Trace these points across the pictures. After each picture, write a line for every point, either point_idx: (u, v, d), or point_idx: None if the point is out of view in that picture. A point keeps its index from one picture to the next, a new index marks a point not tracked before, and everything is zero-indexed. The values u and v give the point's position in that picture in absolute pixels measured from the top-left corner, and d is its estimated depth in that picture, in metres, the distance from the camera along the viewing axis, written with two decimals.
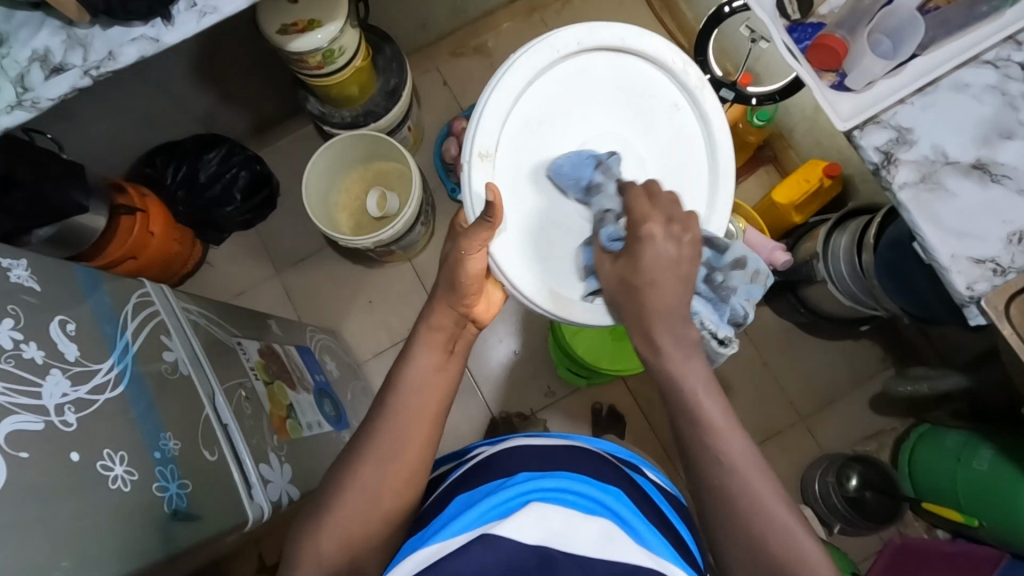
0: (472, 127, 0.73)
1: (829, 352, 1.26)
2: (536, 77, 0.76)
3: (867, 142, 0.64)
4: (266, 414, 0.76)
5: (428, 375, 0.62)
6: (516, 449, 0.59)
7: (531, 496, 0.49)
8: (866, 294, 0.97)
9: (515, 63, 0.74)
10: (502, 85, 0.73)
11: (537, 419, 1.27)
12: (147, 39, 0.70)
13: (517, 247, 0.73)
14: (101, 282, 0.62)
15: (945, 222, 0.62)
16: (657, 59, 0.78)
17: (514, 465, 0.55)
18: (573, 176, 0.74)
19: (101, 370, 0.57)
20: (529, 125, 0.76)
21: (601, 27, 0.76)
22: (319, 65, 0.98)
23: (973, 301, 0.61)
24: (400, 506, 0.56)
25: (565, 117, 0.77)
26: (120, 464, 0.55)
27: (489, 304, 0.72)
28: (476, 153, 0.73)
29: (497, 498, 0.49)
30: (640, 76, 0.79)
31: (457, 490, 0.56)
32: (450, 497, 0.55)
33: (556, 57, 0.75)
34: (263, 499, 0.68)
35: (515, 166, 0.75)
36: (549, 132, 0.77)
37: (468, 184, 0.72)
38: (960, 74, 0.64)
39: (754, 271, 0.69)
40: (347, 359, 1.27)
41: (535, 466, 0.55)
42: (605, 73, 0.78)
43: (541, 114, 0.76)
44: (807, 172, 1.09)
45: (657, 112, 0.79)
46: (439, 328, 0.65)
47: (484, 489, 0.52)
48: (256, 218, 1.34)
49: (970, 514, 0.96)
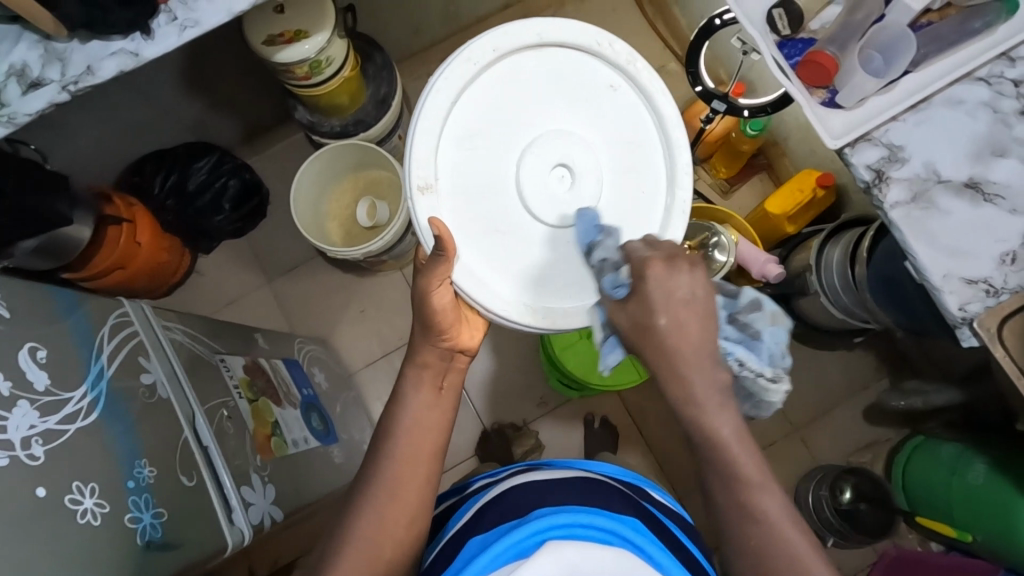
0: (404, 164, 0.68)
1: (823, 362, 1.25)
2: (464, 96, 0.70)
3: (858, 160, 0.63)
4: (249, 433, 0.74)
5: (421, 413, 0.67)
6: (524, 485, 0.62)
7: (547, 534, 0.50)
8: (860, 307, 0.96)
9: (434, 86, 0.68)
10: (428, 115, 0.68)
11: (529, 429, 1.26)
12: (127, 53, 0.68)
13: (484, 267, 0.69)
14: (78, 305, 0.62)
15: (938, 241, 0.61)
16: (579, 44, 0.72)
17: (525, 503, 0.58)
18: (584, 235, 0.67)
19: (73, 399, 0.57)
20: (467, 146, 0.69)
21: (512, 25, 0.70)
22: (306, 76, 0.97)
23: (966, 322, 0.60)
24: (406, 542, 0.61)
25: (507, 125, 0.70)
26: (89, 497, 0.55)
27: (472, 331, 0.73)
28: (414, 188, 0.67)
29: (519, 534, 0.51)
30: (571, 63, 0.72)
31: (472, 529, 0.58)
32: (465, 539, 0.57)
33: (474, 69, 0.69)
34: (244, 523, 0.67)
35: (461, 186, 0.69)
36: (489, 143, 0.70)
37: (415, 223, 0.67)
38: (953, 90, 0.63)
39: (773, 313, 0.59)
40: (338, 370, 1.25)
41: (543, 500, 0.57)
42: (537, 70, 0.72)
43: (480, 131, 0.70)
44: (801, 182, 1.08)
45: (595, 94, 0.73)
46: (427, 366, 0.70)
47: (500, 531, 0.54)
48: (246, 227, 1.31)
49: (963, 529, 0.95)
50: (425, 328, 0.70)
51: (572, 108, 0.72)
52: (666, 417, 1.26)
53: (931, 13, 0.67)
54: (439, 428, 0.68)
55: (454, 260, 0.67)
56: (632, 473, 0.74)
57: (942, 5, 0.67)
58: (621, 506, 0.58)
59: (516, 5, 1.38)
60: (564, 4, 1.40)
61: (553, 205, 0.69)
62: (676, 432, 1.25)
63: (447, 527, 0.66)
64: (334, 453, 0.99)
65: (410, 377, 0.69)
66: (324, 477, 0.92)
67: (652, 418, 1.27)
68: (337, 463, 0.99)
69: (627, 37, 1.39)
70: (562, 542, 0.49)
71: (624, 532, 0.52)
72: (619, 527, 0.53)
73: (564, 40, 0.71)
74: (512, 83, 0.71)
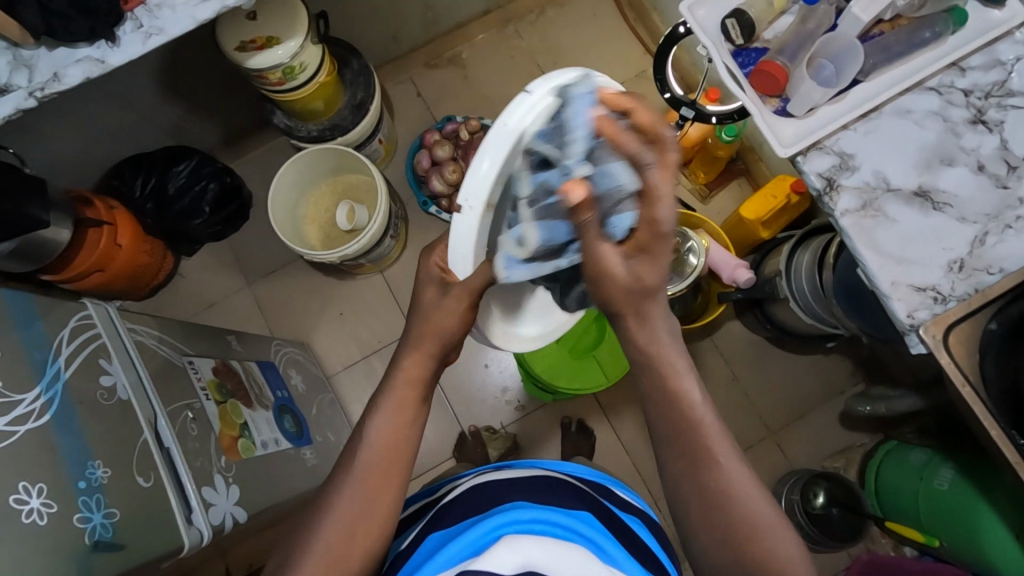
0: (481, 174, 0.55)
1: (798, 366, 1.26)
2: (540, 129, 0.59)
3: (809, 168, 0.64)
4: (214, 435, 0.75)
5: (401, 434, 0.60)
6: (485, 483, 0.62)
7: (514, 527, 0.51)
8: (828, 312, 0.96)
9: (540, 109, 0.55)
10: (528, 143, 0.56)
11: (506, 432, 1.27)
12: (93, 61, 0.69)
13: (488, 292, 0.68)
14: (35, 313, 0.65)
15: (885, 248, 0.62)
16: None
17: (485, 501, 0.58)
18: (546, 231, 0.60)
19: (25, 401, 0.59)
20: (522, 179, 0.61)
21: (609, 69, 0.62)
22: (280, 81, 0.98)
23: (914, 329, 0.60)
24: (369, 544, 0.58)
25: None
26: (36, 497, 0.57)
27: None
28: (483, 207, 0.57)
29: (488, 526, 0.52)
30: None
31: (431, 526, 0.59)
32: (424, 536, 0.58)
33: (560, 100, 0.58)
34: (204, 524, 0.68)
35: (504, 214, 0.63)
36: None
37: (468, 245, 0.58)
38: (902, 100, 0.64)
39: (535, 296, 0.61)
40: (316, 372, 1.26)
41: (504, 497, 0.58)
42: None
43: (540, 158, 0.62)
44: (775, 188, 1.09)
45: None
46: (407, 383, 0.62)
47: (460, 528, 0.54)
48: (226, 230, 1.34)
49: (931, 533, 0.96)
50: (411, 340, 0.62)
51: None
52: (641, 420, 1.26)
53: (883, 23, 0.68)
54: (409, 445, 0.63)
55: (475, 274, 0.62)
56: (598, 471, 0.75)
57: (891, 16, 0.68)
58: (576, 502, 0.58)
59: (497, 11, 1.39)
60: (544, 9, 1.41)
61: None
62: (652, 434, 1.26)
63: (403, 540, 0.64)
64: (307, 455, 0.99)
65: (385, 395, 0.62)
66: (294, 480, 0.93)
67: (628, 422, 1.27)
68: (310, 466, 0.99)
69: (608, 43, 1.40)
70: (519, 535, 0.50)
71: (585, 529, 0.53)
72: (575, 523, 0.53)
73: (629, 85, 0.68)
74: None
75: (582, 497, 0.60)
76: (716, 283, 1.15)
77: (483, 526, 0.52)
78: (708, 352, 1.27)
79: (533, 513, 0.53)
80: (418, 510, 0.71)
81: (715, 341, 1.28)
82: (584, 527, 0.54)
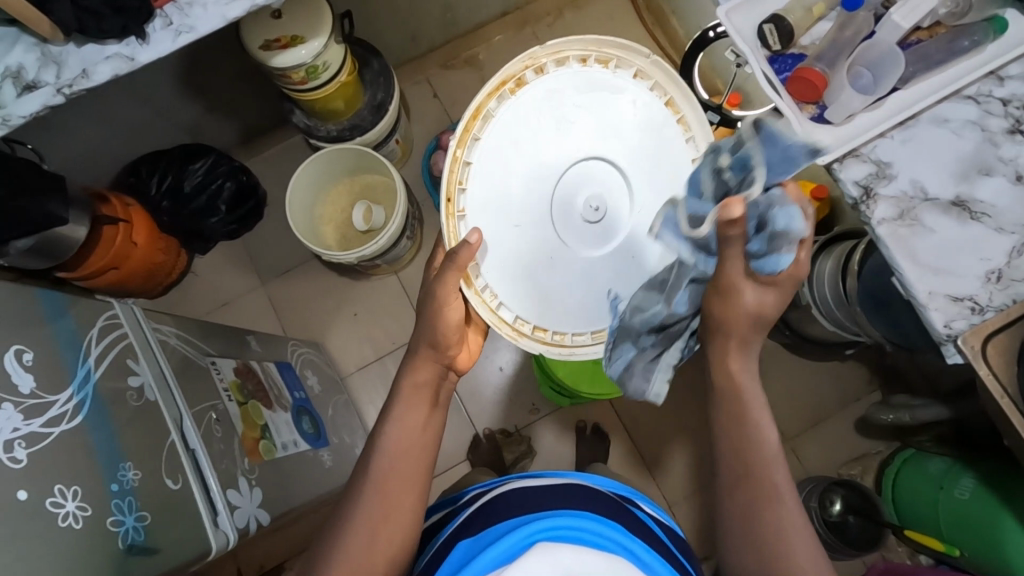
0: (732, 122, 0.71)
1: (813, 373, 1.26)
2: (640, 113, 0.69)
3: (846, 176, 0.64)
4: (237, 437, 0.74)
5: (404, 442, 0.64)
6: (522, 487, 0.62)
7: (550, 535, 0.51)
8: (851, 320, 0.95)
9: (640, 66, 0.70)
10: (704, 136, 0.69)
11: (520, 435, 1.27)
12: (122, 58, 0.69)
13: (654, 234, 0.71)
14: (65, 309, 0.64)
15: (922, 257, 0.61)
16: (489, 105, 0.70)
17: (519, 504, 0.58)
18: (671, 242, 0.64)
19: (59, 402, 0.59)
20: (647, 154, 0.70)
21: (534, 60, 0.70)
22: (302, 80, 0.98)
23: (951, 339, 0.60)
24: (396, 550, 0.59)
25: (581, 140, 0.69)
26: (72, 500, 0.56)
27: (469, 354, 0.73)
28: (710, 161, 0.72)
29: (523, 532, 0.52)
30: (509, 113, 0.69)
31: (462, 530, 0.59)
32: (455, 539, 0.58)
33: (625, 76, 0.70)
34: (230, 527, 0.68)
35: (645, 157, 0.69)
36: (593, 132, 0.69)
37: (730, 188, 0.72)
38: (940, 109, 0.63)
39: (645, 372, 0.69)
40: (330, 373, 1.26)
41: (541, 502, 0.57)
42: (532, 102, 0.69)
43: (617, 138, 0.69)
44: (795, 193, 1.08)
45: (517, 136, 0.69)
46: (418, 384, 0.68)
47: (494, 533, 0.54)
48: (240, 229, 1.33)
49: (951, 543, 0.95)
50: (429, 344, 0.68)
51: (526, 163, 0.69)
52: (657, 426, 1.26)
53: (921, 30, 0.67)
54: (427, 448, 0.66)
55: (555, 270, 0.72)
56: (623, 485, 0.74)
57: (931, 23, 0.67)
58: (614, 514, 0.58)
59: (514, 13, 1.39)
60: (562, 12, 1.41)
61: (543, 233, 0.69)
62: (668, 440, 1.25)
63: (431, 542, 0.64)
64: (324, 457, 0.99)
65: (404, 389, 0.66)
66: (312, 482, 0.92)
67: (644, 427, 1.26)
68: (328, 468, 0.99)
69: None
70: (556, 544, 0.50)
71: (624, 537, 0.53)
72: (614, 532, 0.53)
73: (505, 98, 0.70)
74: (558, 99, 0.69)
75: (611, 506, 0.59)
76: None
77: (518, 531, 0.52)
78: None
79: (572, 518, 0.53)
80: (441, 519, 0.71)
81: None
82: (622, 535, 0.54)
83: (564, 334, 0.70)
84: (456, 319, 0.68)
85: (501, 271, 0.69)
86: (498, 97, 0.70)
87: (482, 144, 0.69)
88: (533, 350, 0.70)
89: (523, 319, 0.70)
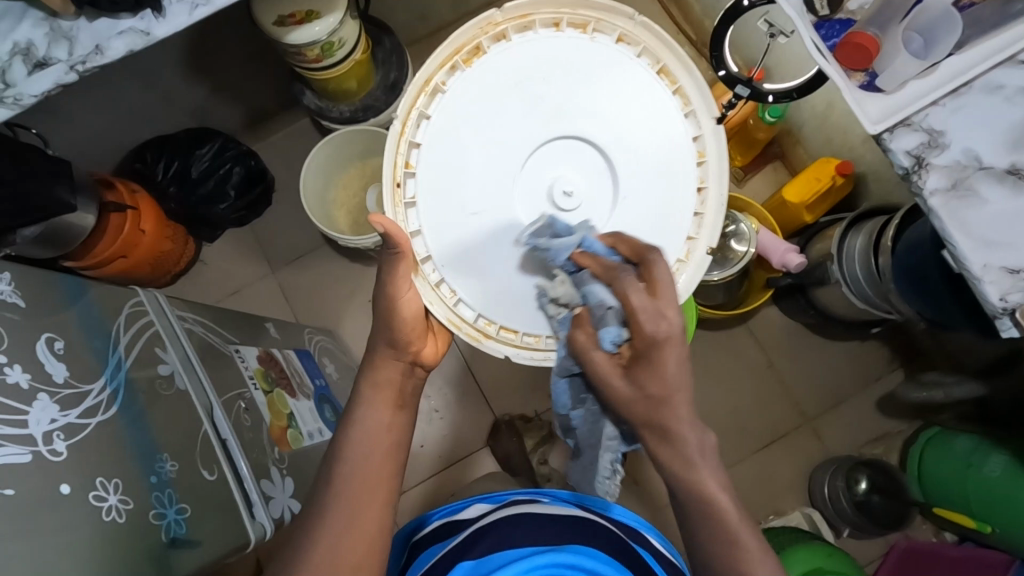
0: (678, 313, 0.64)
1: (835, 353, 1.25)
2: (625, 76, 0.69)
3: (897, 146, 0.61)
4: (265, 427, 0.73)
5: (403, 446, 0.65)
6: (522, 514, 0.63)
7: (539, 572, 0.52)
8: (882, 297, 0.94)
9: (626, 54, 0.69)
10: (705, 110, 0.69)
11: (540, 421, 1.25)
12: (137, 32, 0.65)
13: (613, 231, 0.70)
14: (88, 295, 0.62)
15: (976, 229, 0.59)
16: (467, 49, 0.70)
17: (521, 535, 0.59)
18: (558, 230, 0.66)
19: (92, 392, 0.56)
20: (641, 145, 0.69)
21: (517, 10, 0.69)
22: (317, 58, 0.94)
23: (1006, 312, 0.58)
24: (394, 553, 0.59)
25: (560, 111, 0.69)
26: (114, 493, 0.54)
27: (437, 345, 0.73)
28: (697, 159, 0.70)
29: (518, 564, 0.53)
30: (498, 67, 0.69)
31: (459, 552, 0.59)
32: (453, 561, 0.58)
33: (608, 42, 0.69)
34: (265, 517, 0.66)
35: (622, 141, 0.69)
36: (551, 105, 0.69)
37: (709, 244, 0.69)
38: (994, 75, 0.61)
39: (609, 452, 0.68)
40: (346, 360, 1.23)
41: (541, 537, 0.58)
42: (506, 62, 0.69)
43: (573, 108, 0.69)
44: (819, 170, 1.06)
45: (490, 100, 0.69)
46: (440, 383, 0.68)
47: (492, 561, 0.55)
48: (249, 215, 1.29)
49: (983, 519, 0.96)
50: (386, 343, 0.69)
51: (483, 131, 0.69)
52: None
53: None
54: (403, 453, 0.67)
55: (451, 257, 0.69)
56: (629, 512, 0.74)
57: None
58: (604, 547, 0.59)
59: None
60: None
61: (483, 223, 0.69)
62: None
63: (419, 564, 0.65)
64: None
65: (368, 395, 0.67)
66: None
67: None
68: None
69: None
70: None
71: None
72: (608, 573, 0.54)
73: (458, 72, 0.70)
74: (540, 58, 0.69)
75: (593, 531, 0.61)
76: (763, 269, 1.14)
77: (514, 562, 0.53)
78: (744, 339, 1.26)
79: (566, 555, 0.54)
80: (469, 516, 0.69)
81: (751, 328, 1.27)
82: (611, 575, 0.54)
83: (538, 334, 0.70)
84: (415, 306, 0.68)
85: (450, 261, 0.69)
86: (450, 68, 0.70)
87: (445, 100, 0.69)
88: (499, 351, 0.70)
89: (488, 319, 0.70)
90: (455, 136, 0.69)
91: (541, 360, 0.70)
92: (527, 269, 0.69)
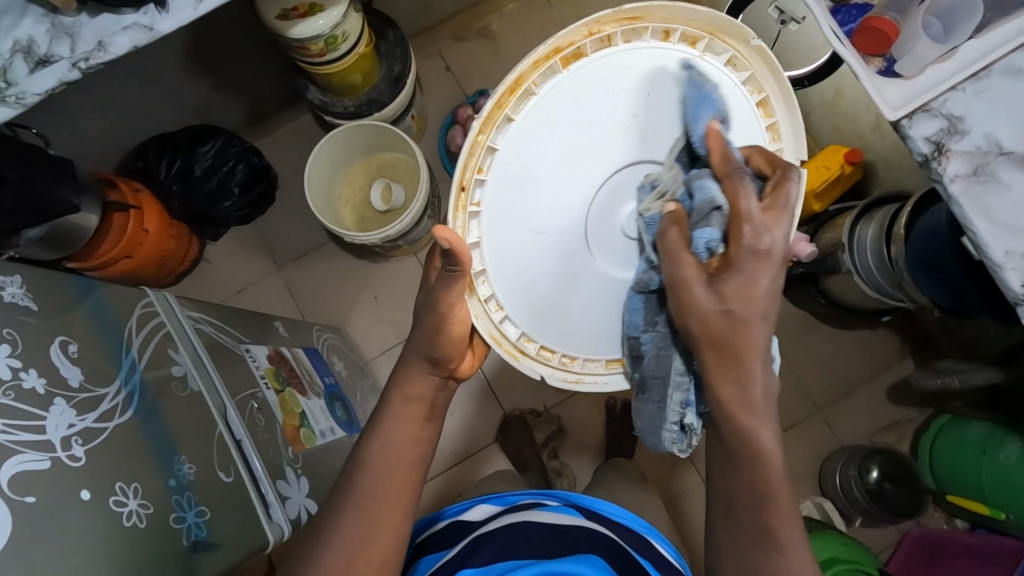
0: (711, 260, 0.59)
1: (845, 342, 1.25)
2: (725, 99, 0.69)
3: (915, 132, 0.60)
4: (279, 426, 0.72)
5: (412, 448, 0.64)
6: (523, 524, 0.62)
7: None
8: (894, 286, 0.94)
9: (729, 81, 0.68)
10: (793, 146, 0.68)
11: (550, 415, 1.25)
12: (141, 28, 0.64)
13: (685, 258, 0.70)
14: (101, 296, 0.61)
15: (998, 215, 0.58)
16: (566, 51, 0.69)
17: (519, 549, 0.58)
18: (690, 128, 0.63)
19: (108, 395, 0.56)
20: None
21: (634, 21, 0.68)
22: (320, 52, 0.93)
23: None
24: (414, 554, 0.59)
25: (643, 132, 0.69)
26: (133, 498, 0.53)
27: (475, 359, 0.72)
28: None
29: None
30: (593, 80, 0.69)
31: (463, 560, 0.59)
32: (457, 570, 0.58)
33: (715, 62, 0.68)
34: (282, 518, 0.66)
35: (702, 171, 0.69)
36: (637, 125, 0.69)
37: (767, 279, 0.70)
38: (1014, 58, 0.60)
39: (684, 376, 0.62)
40: (354, 358, 1.23)
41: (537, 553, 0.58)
42: (603, 74, 0.69)
43: (657, 130, 0.69)
44: (827, 158, 1.05)
45: (578, 114, 0.69)
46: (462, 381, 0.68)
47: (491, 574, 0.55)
48: (252, 214, 1.28)
49: (997, 506, 0.96)
50: (426, 357, 0.67)
51: (562, 147, 0.69)
52: None
53: None
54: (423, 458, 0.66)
55: (509, 276, 0.70)
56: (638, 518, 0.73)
57: None
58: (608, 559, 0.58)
59: None
60: None
61: (546, 242, 0.70)
62: None
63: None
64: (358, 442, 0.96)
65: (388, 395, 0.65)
66: None
67: None
68: None
69: None
70: None
71: None
72: None
73: (552, 78, 0.69)
74: (639, 76, 0.69)
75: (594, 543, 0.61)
76: None
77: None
78: None
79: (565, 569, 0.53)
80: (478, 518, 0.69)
81: None
82: None
83: (574, 356, 0.72)
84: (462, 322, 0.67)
85: (503, 276, 0.70)
86: (544, 72, 0.69)
87: (533, 107, 0.69)
88: (534, 372, 0.71)
89: (528, 337, 0.72)
90: (537, 145, 0.69)
91: (573, 382, 0.72)
92: (581, 292, 0.72)
